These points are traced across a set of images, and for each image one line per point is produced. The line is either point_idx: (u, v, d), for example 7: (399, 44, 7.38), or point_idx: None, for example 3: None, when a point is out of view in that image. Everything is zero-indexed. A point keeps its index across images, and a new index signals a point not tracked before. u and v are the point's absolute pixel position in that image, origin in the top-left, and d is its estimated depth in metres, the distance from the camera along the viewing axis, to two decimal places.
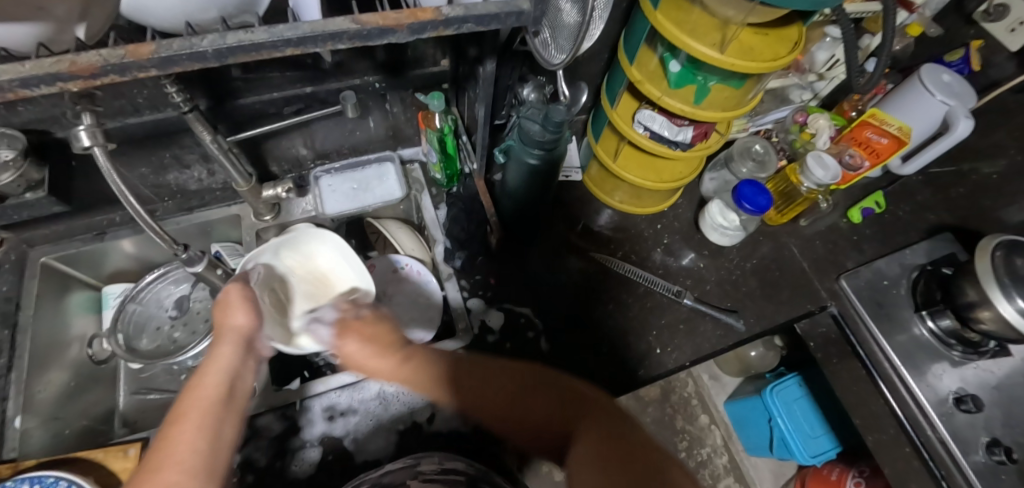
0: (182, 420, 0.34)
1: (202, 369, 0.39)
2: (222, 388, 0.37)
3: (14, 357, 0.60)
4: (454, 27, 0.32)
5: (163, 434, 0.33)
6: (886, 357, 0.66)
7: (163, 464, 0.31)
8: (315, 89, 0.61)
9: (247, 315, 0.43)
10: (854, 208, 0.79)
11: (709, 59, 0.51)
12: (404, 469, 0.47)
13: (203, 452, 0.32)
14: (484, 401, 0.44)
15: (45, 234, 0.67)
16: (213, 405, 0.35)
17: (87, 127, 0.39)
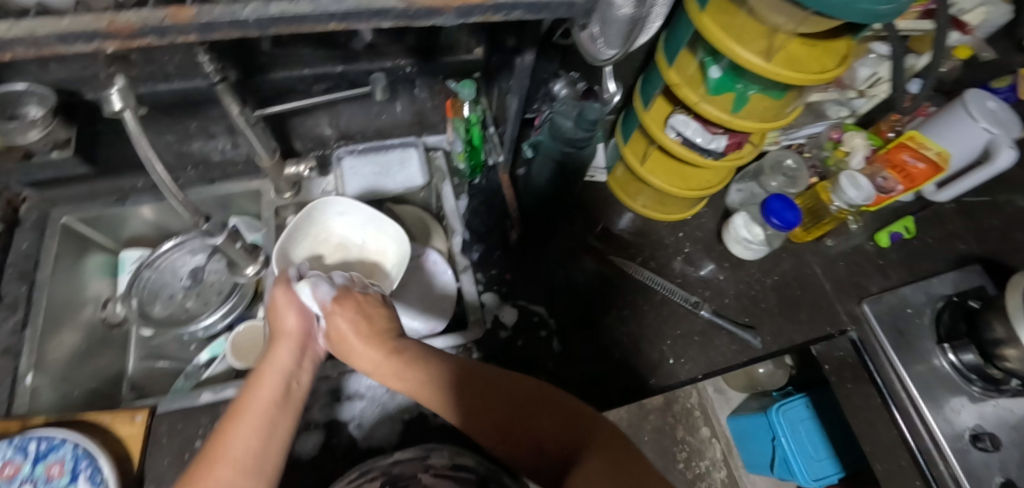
0: (236, 421, 0.38)
1: (259, 372, 0.43)
2: (277, 392, 0.41)
3: (30, 314, 0.60)
4: (503, 13, 0.30)
5: (221, 432, 0.38)
6: (901, 388, 0.63)
7: (219, 466, 0.35)
8: (346, 69, 0.60)
9: (297, 318, 0.46)
10: (882, 232, 0.77)
11: (755, 68, 0.49)
12: (414, 459, 0.45)
13: (257, 452, 0.37)
14: (481, 410, 0.42)
15: (67, 195, 0.67)
16: (267, 409, 0.40)
17: (119, 90, 0.37)
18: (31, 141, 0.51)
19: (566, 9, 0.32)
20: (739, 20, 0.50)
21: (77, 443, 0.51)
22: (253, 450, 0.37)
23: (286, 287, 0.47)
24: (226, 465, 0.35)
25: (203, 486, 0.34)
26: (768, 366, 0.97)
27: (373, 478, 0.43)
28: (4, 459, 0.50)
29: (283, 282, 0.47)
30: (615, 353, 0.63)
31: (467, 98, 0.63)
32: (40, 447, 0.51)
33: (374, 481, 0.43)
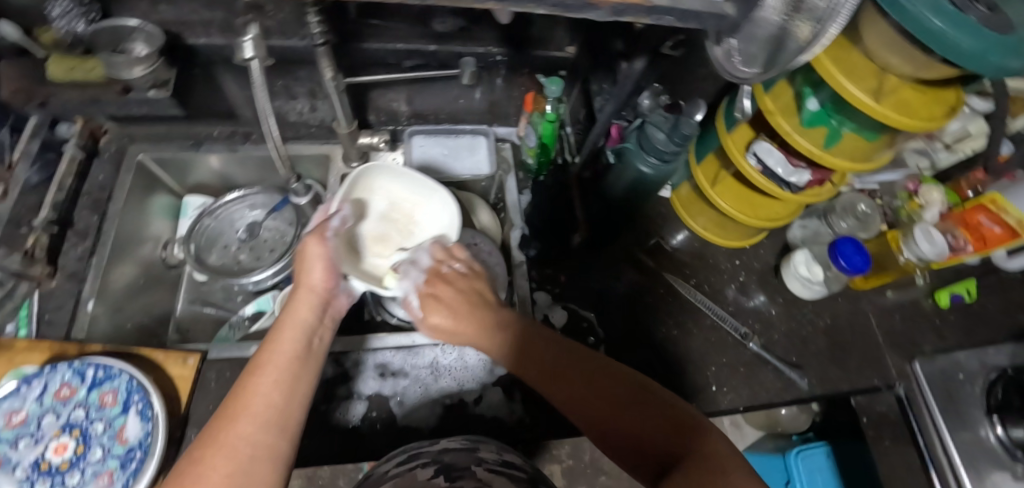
0: (258, 373, 0.37)
1: (282, 326, 0.42)
2: (299, 346, 0.41)
3: (98, 242, 0.62)
4: (655, 17, 0.30)
5: (241, 383, 0.36)
6: (942, 457, 0.55)
7: (239, 413, 0.33)
8: (439, 48, 0.65)
9: (324, 273, 0.48)
10: (943, 290, 0.72)
11: (862, 104, 0.47)
12: (463, 450, 0.40)
13: (276, 405, 0.35)
14: (574, 402, 0.40)
15: (146, 133, 0.69)
16: (289, 361, 0.39)
17: (253, 38, 0.40)
18: (134, 77, 0.57)
19: (715, 23, 0.32)
20: (854, 55, 0.49)
21: (133, 376, 0.51)
22: (276, 404, 0.35)
23: (320, 240, 0.49)
24: (248, 418, 0.33)
25: (223, 439, 0.32)
26: (792, 411, 0.84)
27: (424, 464, 0.39)
28: (63, 380, 0.51)
29: (317, 236, 0.50)
30: (659, 369, 0.63)
31: (553, 95, 0.62)
32: (97, 375, 0.51)
33: (425, 467, 0.38)
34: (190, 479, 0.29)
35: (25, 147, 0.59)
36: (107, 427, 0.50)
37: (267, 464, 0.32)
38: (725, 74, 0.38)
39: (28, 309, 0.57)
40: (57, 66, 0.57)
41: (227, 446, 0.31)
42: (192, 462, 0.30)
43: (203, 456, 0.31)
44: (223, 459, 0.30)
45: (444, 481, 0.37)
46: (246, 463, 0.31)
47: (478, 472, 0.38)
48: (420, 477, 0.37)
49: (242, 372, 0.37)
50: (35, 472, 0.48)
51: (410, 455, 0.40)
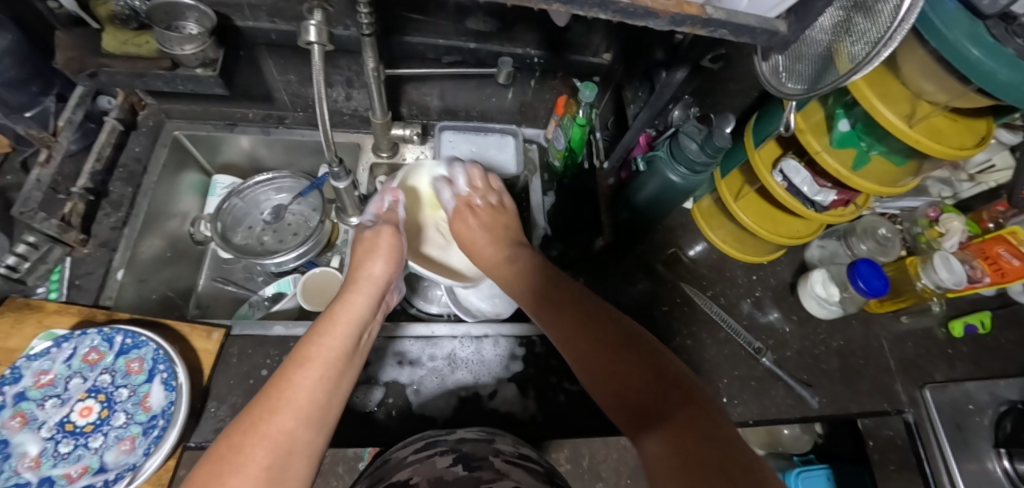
0: (305, 366, 0.38)
1: (330, 320, 0.44)
2: (348, 344, 0.42)
3: (131, 214, 0.64)
4: (710, 29, 0.31)
5: (286, 373, 0.37)
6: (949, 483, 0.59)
7: (281, 406, 0.35)
8: (478, 46, 0.69)
9: (385, 263, 0.52)
10: (957, 321, 0.72)
11: (894, 128, 0.46)
12: (480, 440, 0.39)
13: (319, 400, 0.37)
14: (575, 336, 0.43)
15: (183, 111, 0.71)
16: (337, 359, 0.40)
17: (316, 23, 0.42)
18: (183, 54, 0.58)
19: (766, 38, 0.33)
20: (887, 80, 0.47)
21: (159, 346, 0.51)
22: (319, 400, 0.37)
23: (392, 234, 0.55)
24: (288, 412, 0.35)
25: (263, 428, 0.33)
26: (794, 427, 0.79)
27: (443, 452, 0.37)
28: (92, 345, 0.51)
29: (391, 228, 0.56)
30: None
31: (586, 100, 0.63)
32: (125, 342, 0.52)
33: (444, 454, 0.37)
34: (230, 467, 0.31)
35: (70, 115, 0.62)
36: (131, 393, 0.50)
37: (304, 459, 0.34)
38: (770, 89, 0.39)
39: (60, 273, 0.59)
40: (111, 38, 0.60)
41: (270, 437, 0.33)
42: (229, 449, 0.32)
43: (245, 443, 0.32)
44: (263, 450, 0.32)
45: (462, 469, 0.34)
46: (282, 458, 0.33)
47: (496, 462, 0.35)
48: (439, 463, 0.36)
49: (287, 362, 0.39)
50: (61, 431, 0.48)
51: (427, 443, 0.39)
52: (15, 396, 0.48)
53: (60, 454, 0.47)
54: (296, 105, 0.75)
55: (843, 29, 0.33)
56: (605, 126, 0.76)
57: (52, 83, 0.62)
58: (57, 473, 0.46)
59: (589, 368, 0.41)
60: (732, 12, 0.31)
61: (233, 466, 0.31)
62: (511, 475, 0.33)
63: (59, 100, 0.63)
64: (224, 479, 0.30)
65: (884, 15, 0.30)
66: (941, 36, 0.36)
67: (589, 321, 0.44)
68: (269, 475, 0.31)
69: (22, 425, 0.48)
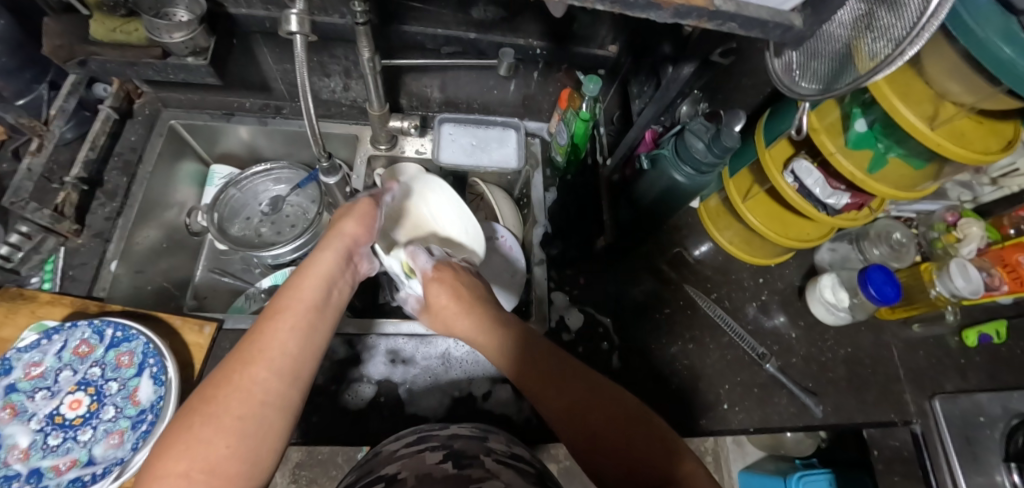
0: (275, 317, 0.36)
1: (303, 269, 0.40)
2: (320, 295, 0.39)
3: (126, 203, 0.64)
4: (718, 22, 0.29)
5: (259, 326, 0.35)
6: None
7: (255, 357, 0.33)
8: (478, 36, 0.67)
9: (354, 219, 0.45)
10: (971, 330, 0.69)
11: (914, 130, 0.43)
12: (473, 439, 0.35)
13: (292, 352, 0.34)
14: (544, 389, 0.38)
15: (180, 100, 0.70)
16: (309, 310, 0.37)
17: (299, 13, 0.41)
18: (173, 42, 0.57)
19: (778, 33, 0.31)
20: (909, 78, 0.44)
21: (149, 340, 0.51)
22: (292, 352, 0.34)
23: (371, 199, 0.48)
24: (262, 363, 0.33)
25: (237, 379, 0.32)
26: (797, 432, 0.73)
27: (433, 447, 0.33)
28: (82, 337, 0.51)
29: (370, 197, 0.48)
30: (671, 382, 0.62)
31: (590, 93, 0.61)
32: (116, 335, 0.51)
33: (434, 450, 0.33)
34: (201, 417, 0.30)
35: (63, 104, 0.62)
36: (121, 387, 0.50)
37: (279, 412, 0.32)
38: (782, 88, 0.37)
39: (53, 263, 0.59)
40: (99, 25, 0.58)
41: (241, 387, 0.31)
42: (203, 401, 0.30)
43: (216, 397, 0.31)
44: (237, 401, 0.31)
45: (451, 466, 0.30)
46: (258, 408, 0.31)
47: (486, 461, 0.31)
48: (428, 459, 0.31)
49: (260, 315, 0.36)
50: (50, 424, 0.48)
51: (418, 438, 0.36)
52: (6, 388, 0.48)
53: (48, 447, 0.47)
54: (293, 94, 0.74)
55: (861, 23, 0.31)
56: (610, 120, 0.74)
57: (45, 71, 0.64)
58: (47, 464, 0.46)
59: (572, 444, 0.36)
60: (742, 4, 0.29)
61: (205, 418, 0.30)
62: (501, 476, 0.29)
63: (53, 87, 0.65)
64: (192, 429, 0.29)
65: (907, 12, 0.28)
66: (969, 31, 0.33)
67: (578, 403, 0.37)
68: (243, 424, 0.30)
69: (13, 416, 0.48)
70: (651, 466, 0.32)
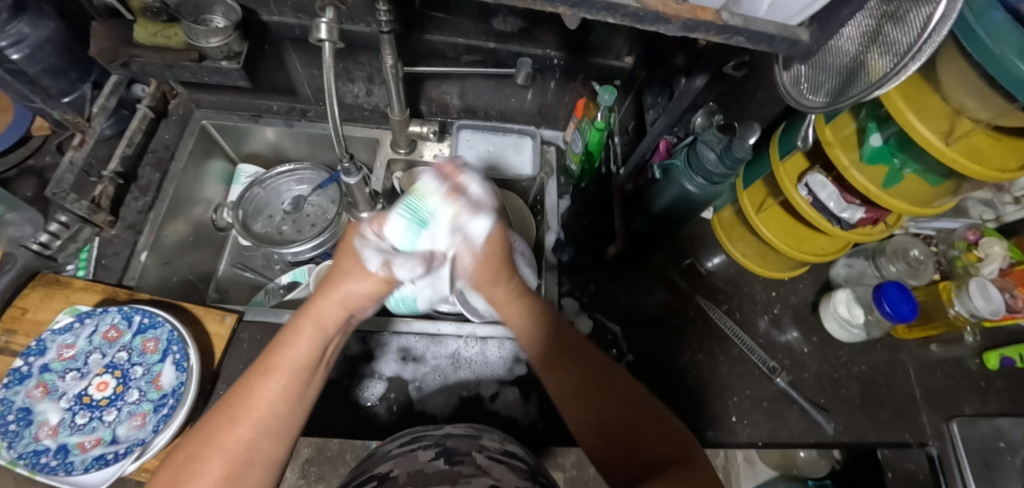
0: (267, 377, 0.36)
1: (300, 324, 0.39)
2: (313, 356, 0.38)
3: (157, 198, 0.67)
4: (725, 35, 0.30)
5: (248, 382, 0.35)
6: None
7: (240, 417, 0.34)
8: (497, 46, 0.69)
9: (361, 283, 0.41)
10: (993, 352, 0.67)
11: (929, 146, 0.43)
12: (466, 436, 0.34)
13: (281, 413, 0.35)
14: (563, 370, 0.42)
15: (212, 101, 0.74)
16: (301, 372, 0.37)
17: (328, 21, 0.44)
18: (209, 47, 0.60)
19: (786, 46, 0.32)
20: (926, 93, 0.43)
21: (174, 328, 0.53)
22: (280, 413, 0.35)
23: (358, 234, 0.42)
24: (247, 423, 0.34)
25: (220, 438, 0.33)
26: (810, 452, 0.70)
27: (426, 446, 0.33)
28: (112, 323, 0.54)
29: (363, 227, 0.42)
30: (678, 391, 0.62)
31: (605, 103, 0.62)
32: (143, 321, 0.54)
33: (427, 448, 0.32)
34: (186, 476, 0.31)
35: (104, 102, 0.65)
36: (145, 372, 0.52)
37: (262, 471, 0.33)
38: (790, 101, 0.37)
39: (87, 252, 0.63)
40: (143, 30, 0.62)
41: (227, 448, 0.33)
42: (189, 457, 0.32)
43: (202, 454, 0.32)
44: (220, 463, 0.32)
45: (443, 463, 0.30)
46: (243, 467, 0.33)
47: (478, 457, 0.31)
48: (421, 457, 0.31)
49: (252, 367, 0.36)
50: (78, 403, 0.51)
51: (413, 437, 0.35)
52: (40, 367, 0.51)
53: (76, 425, 0.49)
54: (318, 98, 0.77)
55: (870, 39, 0.32)
56: (625, 130, 0.76)
57: (90, 71, 0.69)
58: (73, 441, 0.48)
59: (582, 418, 0.40)
60: (750, 19, 0.30)
61: (190, 477, 0.31)
62: (492, 472, 0.29)
63: (95, 87, 0.70)
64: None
65: (913, 25, 0.29)
66: (987, 47, 0.33)
67: (597, 376, 0.42)
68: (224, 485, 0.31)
69: (44, 395, 0.50)
70: (650, 445, 0.37)
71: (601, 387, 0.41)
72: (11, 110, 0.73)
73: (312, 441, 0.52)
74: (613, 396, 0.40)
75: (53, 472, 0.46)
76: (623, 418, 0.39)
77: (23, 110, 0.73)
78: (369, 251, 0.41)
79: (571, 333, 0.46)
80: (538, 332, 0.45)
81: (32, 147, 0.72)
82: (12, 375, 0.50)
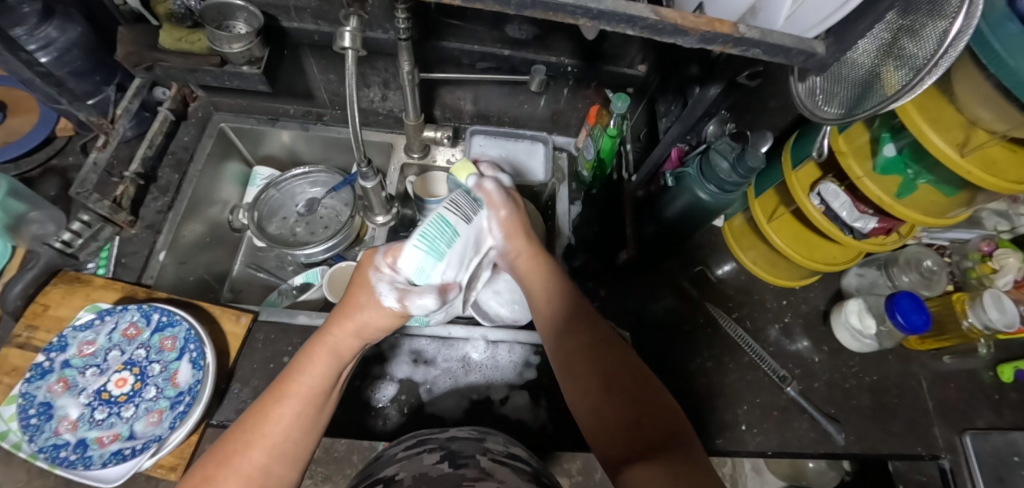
0: (282, 402, 0.38)
1: (315, 352, 0.41)
2: (325, 381, 0.40)
3: (176, 199, 0.68)
4: (742, 47, 0.31)
5: (264, 408, 0.38)
6: None
7: (257, 441, 0.36)
8: (512, 54, 0.70)
9: (373, 313, 0.43)
10: (1007, 365, 0.66)
11: (944, 157, 0.43)
12: (470, 439, 0.35)
13: (293, 438, 0.37)
14: (567, 340, 0.45)
15: (231, 105, 0.75)
16: (313, 397, 0.39)
17: (352, 30, 0.45)
18: (232, 52, 0.62)
19: (803, 59, 0.32)
20: (940, 104, 0.44)
21: (191, 326, 0.54)
22: (293, 438, 0.37)
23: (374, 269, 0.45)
24: (262, 447, 0.36)
25: (237, 461, 0.35)
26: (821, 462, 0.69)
27: (431, 448, 0.33)
28: (131, 320, 0.55)
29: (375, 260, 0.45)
30: (687, 398, 0.62)
31: (618, 111, 0.62)
32: (162, 319, 0.55)
33: (432, 451, 0.33)
34: None
35: (127, 105, 0.67)
36: (163, 369, 0.53)
37: None
38: (805, 111, 0.38)
39: (107, 251, 0.64)
40: (167, 35, 0.64)
41: (241, 471, 0.34)
42: (204, 480, 0.34)
43: (217, 474, 0.34)
44: (236, 486, 0.34)
45: (448, 466, 0.30)
46: None
47: (482, 460, 0.31)
48: (426, 460, 0.31)
49: (268, 394, 0.39)
50: (97, 399, 0.52)
51: (418, 440, 0.35)
52: (62, 363, 0.53)
53: (94, 420, 0.50)
54: (335, 103, 0.79)
55: (885, 50, 0.32)
56: (637, 137, 0.76)
57: (114, 74, 0.71)
58: (91, 436, 0.49)
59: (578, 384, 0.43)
60: (767, 31, 0.30)
61: None
62: (496, 475, 0.29)
63: (119, 89, 0.71)
64: None
65: (930, 38, 0.29)
66: (1002, 60, 0.34)
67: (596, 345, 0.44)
68: None
69: (64, 390, 0.52)
70: (642, 414, 0.39)
71: (598, 356, 0.43)
72: (37, 111, 0.75)
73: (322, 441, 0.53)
74: (609, 364, 0.42)
75: (71, 466, 0.47)
76: (616, 386, 0.41)
77: (48, 112, 0.75)
78: (384, 285, 0.43)
79: (580, 306, 0.48)
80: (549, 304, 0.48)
81: (56, 147, 0.73)
82: (34, 370, 0.51)
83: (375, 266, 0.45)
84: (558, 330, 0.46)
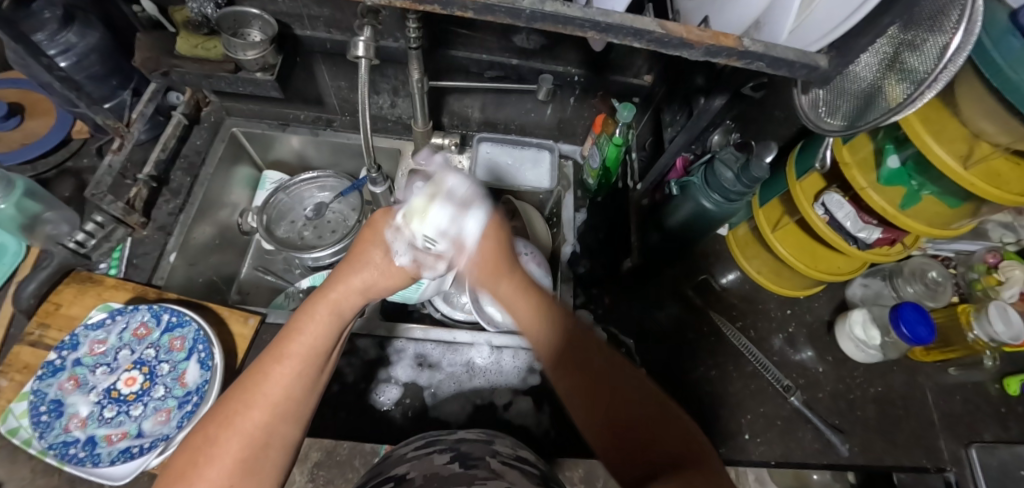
0: (281, 363, 0.37)
1: (311, 311, 0.40)
2: (325, 341, 0.40)
3: (187, 201, 0.69)
4: (747, 60, 0.31)
5: (263, 368, 0.37)
6: None
7: (257, 401, 0.35)
8: (520, 63, 0.71)
9: (380, 274, 0.44)
10: (1014, 377, 0.65)
11: (947, 170, 0.43)
12: (479, 441, 0.35)
13: (296, 397, 0.37)
14: (570, 369, 0.41)
15: (243, 110, 0.77)
16: (314, 357, 0.38)
17: (365, 39, 0.46)
18: (246, 59, 0.63)
19: (806, 72, 0.33)
20: (945, 116, 0.44)
21: (200, 327, 0.55)
22: (295, 397, 0.37)
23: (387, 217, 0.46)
24: (263, 407, 0.35)
25: (236, 421, 0.34)
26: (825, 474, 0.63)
27: (441, 449, 0.34)
28: (142, 320, 0.56)
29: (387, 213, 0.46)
30: (690, 406, 0.62)
31: (624, 120, 0.63)
32: (171, 320, 0.56)
33: (441, 452, 0.33)
34: (204, 460, 0.32)
35: (142, 109, 0.69)
36: (172, 369, 0.54)
37: (279, 451, 0.35)
38: (808, 123, 0.39)
39: (120, 251, 0.65)
40: (184, 42, 0.65)
41: (243, 432, 0.34)
42: (205, 442, 0.33)
43: (220, 437, 0.33)
44: (237, 444, 0.33)
45: (458, 466, 0.31)
46: (261, 447, 0.34)
47: (492, 461, 0.31)
48: (436, 460, 0.32)
49: (265, 355, 0.38)
50: (106, 397, 0.52)
51: (427, 441, 0.36)
52: (73, 361, 0.53)
53: (104, 418, 0.51)
54: (344, 109, 0.80)
55: (885, 66, 0.33)
56: (642, 146, 0.77)
57: (130, 79, 0.73)
58: (100, 433, 0.50)
59: (589, 415, 0.39)
60: (771, 45, 0.31)
61: (207, 460, 0.32)
62: (507, 476, 0.30)
63: (134, 94, 0.73)
64: (198, 472, 0.32)
65: (930, 53, 0.29)
66: (1004, 73, 0.34)
67: (602, 372, 0.40)
68: (244, 463, 0.33)
69: (75, 388, 0.52)
70: (657, 438, 0.35)
71: (604, 382, 0.39)
72: (54, 113, 0.77)
73: (325, 444, 0.53)
74: (615, 387, 0.39)
75: (80, 463, 0.48)
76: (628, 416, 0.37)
77: (65, 114, 0.76)
78: (399, 246, 0.44)
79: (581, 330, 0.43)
80: (542, 327, 0.43)
81: (72, 149, 0.75)
82: (46, 368, 0.52)
83: (388, 223, 0.45)
84: (557, 357, 0.42)
